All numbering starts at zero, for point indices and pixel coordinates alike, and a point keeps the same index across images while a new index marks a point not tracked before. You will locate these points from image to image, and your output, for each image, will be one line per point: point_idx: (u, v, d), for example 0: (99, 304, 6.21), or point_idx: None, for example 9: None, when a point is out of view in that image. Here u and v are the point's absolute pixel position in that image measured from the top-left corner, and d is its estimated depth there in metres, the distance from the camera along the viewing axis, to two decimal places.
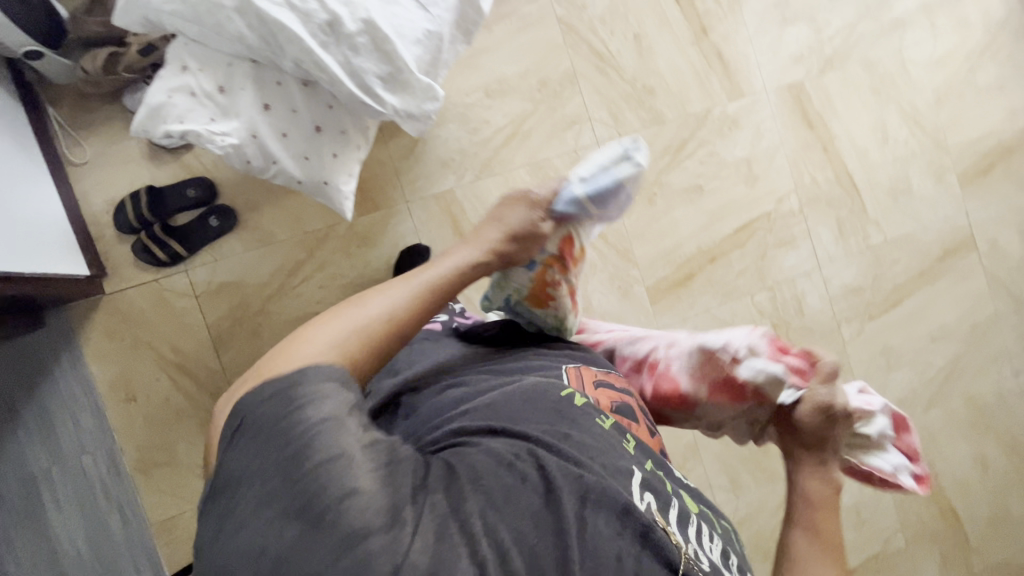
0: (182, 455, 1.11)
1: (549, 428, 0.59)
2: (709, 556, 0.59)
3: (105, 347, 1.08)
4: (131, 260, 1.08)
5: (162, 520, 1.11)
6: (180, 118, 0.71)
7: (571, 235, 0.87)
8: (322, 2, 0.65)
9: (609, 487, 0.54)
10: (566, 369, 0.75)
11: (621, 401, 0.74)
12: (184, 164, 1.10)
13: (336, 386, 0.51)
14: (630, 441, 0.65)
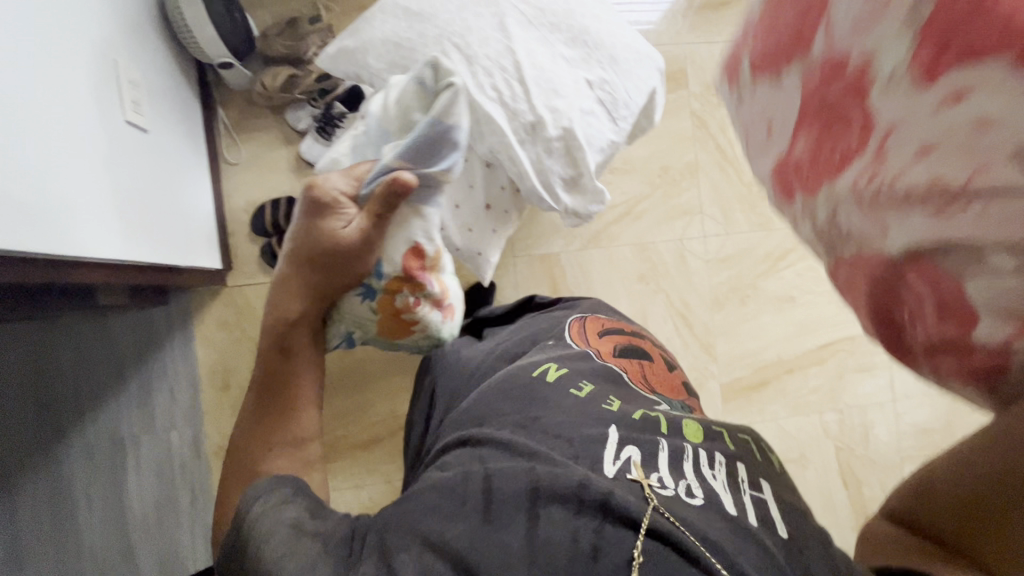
0: None
1: (516, 419, 0.64)
2: (715, 490, 0.56)
3: (215, 336, 1.15)
4: (255, 259, 1.15)
5: None
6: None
7: (414, 248, 0.71)
8: (531, 105, 0.70)
9: (556, 467, 0.55)
10: (570, 325, 0.84)
11: (624, 345, 0.82)
12: None
13: (262, 505, 0.59)
14: (613, 401, 0.67)
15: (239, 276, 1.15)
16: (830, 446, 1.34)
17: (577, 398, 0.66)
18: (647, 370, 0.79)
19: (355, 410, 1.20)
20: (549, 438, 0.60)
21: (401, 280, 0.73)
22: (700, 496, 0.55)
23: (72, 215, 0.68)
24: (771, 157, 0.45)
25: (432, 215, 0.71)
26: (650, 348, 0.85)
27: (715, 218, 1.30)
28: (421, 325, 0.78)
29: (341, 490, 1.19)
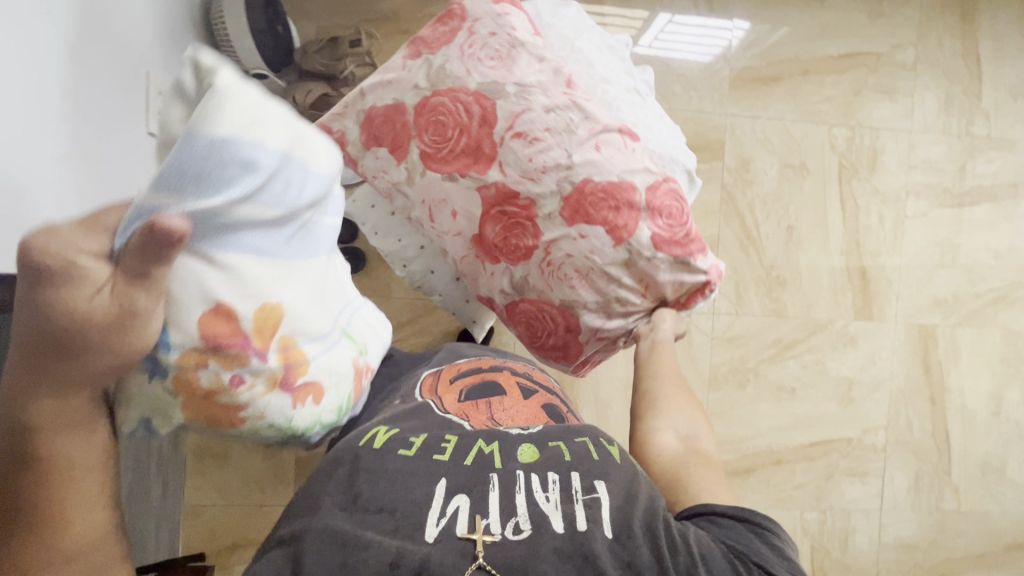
0: (234, 454, 1.19)
1: (335, 496, 0.50)
2: (541, 513, 0.48)
3: None
4: None
5: (194, 504, 1.18)
6: (375, 232, 0.82)
7: (230, 305, 0.41)
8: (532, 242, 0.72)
9: (366, 539, 0.45)
10: (422, 378, 0.68)
11: (484, 381, 0.68)
12: None
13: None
14: (446, 447, 0.54)
15: None
16: (805, 543, 1.31)
17: (403, 459, 0.52)
18: (500, 407, 0.65)
19: None
20: (361, 501, 0.49)
21: (206, 346, 0.41)
22: (528, 528, 0.47)
23: None
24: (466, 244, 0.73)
25: (241, 266, 0.41)
26: (509, 377, 0.71)
27: (727, 296, 1.27)
28: (255, 413, 0.46)
29: None
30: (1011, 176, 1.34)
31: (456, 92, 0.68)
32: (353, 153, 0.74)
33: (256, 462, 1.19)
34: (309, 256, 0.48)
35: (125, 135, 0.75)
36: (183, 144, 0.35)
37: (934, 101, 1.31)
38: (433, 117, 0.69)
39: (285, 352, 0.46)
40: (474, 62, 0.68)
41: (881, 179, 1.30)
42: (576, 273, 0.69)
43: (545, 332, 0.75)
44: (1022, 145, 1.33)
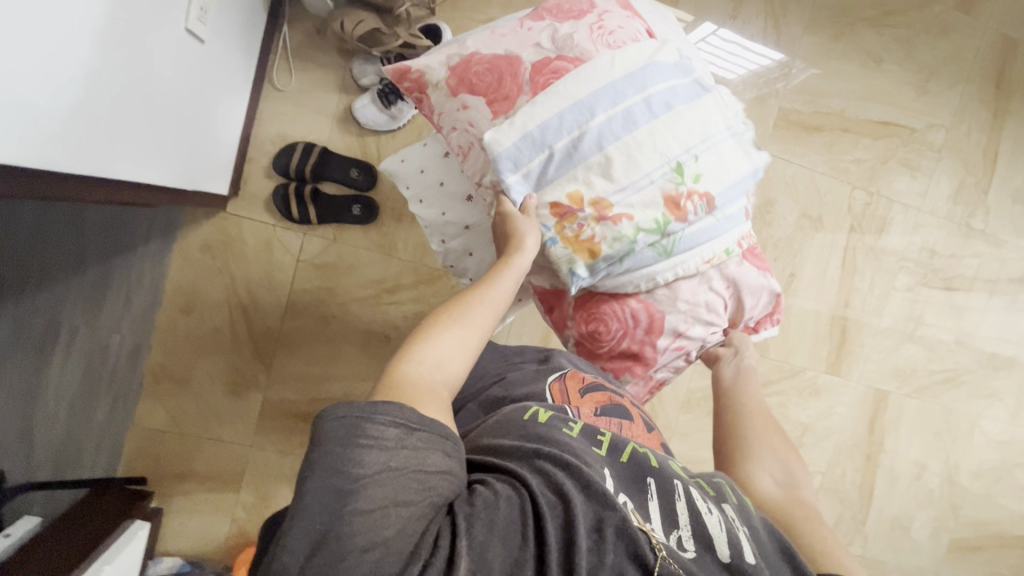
0: (196, 382, 1.12)
1: (516, 448, 0.49)
2: (702, 530, 0.48)
3: (194, 256, 1.09)
4: (266, 199, 1.09)
5: (144, 429, 1.11)
6: (419, 199, 0.76)
7: (555, 202, 0.61)
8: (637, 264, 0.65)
9: (572, 488, 0.44)
10: (550, 385, 0.64)
11: (610, 404, 0.64)
12: (364, 144, 1.11)
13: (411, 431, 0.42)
14: (604, 441, 0.53)
15: (244, 209, 1.09)
16: None
17: (571, 439, 0.51)
18: (630, 431, 0.61)
19: (312, 380, 1.15)
20: (556, 458, 0.47)
21: (563, 213, 0.62)
22: (692, 549, 0.46)
23: (114, 136, 0.66)
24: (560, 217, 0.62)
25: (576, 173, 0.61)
26: (631, 406, 0.67)
27: None
28: (606, 239, 0.62)
29: (270, 450, 1.16)
30: (989, 272, 1.44)
31: (585, 63, 0.61)
32: (435, 100, 0.65)
33: (220, 396, 1.13)
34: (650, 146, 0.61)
35: (159, 28, 0.68)
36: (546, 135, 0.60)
37: (948, 187, 1.37)
38: (552, 79, 0.61)
39: (596, 207, 0.61)
40: (593, 43, 0.62)
41: (883, 249, 1.36)
42: (672, 276, 0.66)
43: (617, 336, 0.69)
44: (1006, 246, 1.43)
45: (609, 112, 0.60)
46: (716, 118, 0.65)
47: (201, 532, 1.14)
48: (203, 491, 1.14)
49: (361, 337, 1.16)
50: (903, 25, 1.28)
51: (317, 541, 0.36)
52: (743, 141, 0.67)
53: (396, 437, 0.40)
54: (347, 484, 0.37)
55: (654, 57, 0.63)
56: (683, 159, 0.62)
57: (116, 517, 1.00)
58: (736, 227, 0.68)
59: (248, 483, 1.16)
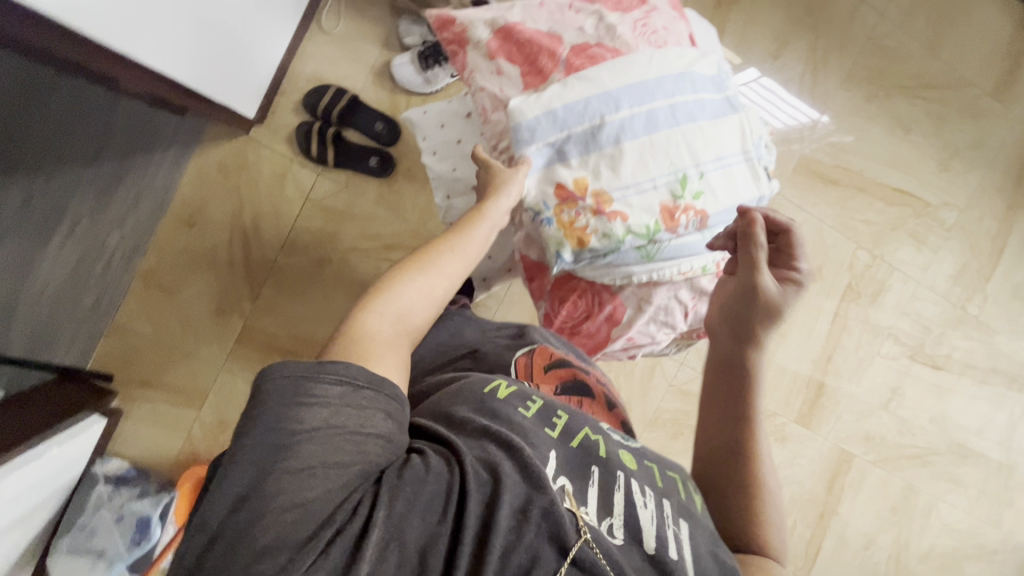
0: (183, 294, 1.14)
1: (467, 423, 0.50)
2: (636, 522, 0.47)
3: (209, 173, 1.11)
4: (289, 133, 1.11)
5: (121, 327, 1.13)
6: (433, 153, 0.78)
7: (563, 184, 0.59)
8: (618, 264, 0.63)
9: (506, 467, 0.45)
10: (517, 358, 0.65)
11: (574, 383, 0.65)
12: (394, 101, 1.13)
13: (346, 389, 0.43)
14: (555, 424, 0.54)
15: (264, 136, 1.11)
16: None
17: (524, 419, 0.53)
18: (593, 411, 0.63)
19: (293, 316, 1.16)
20: (501, 438, 0.48)
21: (566, 196, 0.60)
22: (621, 537, 0.47)
23: (161, 31, 0.69)
24: (550, 202, 0.60)
25: (588, 155, 0.60)
26: (598, 385, 0.68)
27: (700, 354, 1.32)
28: (596, 236, 0.60)
29: (237, 376, 1.17)
30: (975, 359, 1.44)
31: (623, 55, 0.61)
32: (471, 58, 0.66)
33: (202, 312, 1.15)
34: (662, 149, 0.60)
35: None
36: (569, 107, 0.59)
37: (950, 267, 1.38)
38: (587, 64, 0.61)
39: (597, 199, 0.59)
40: (636, 38, 0.63)
41: (875, 314, 1.37)
42: (646, 280, 0.65)
43: (581, 316, 0.69)
44: (997, 338, 1.44)
45: (633, 110, 0.59)
46: (734, 141, 0.65)
47: (152, 442, 1.15)
48: (164, 401, 1.15)
49: (350, 286, 1.17)
50: (937, 100, 1.31)
51: (241, 492, 0.38)
52: (756, 169, 0.66)
53: (338, 396, 0.42)
54: (282, 441, 0.39)
55: (692, 67, 0.63)
56: (690, 172, 0.61)
57: (74, 405, 1.01)
58: (721, 249, 0.66)
59: (209, 403, 1.16)
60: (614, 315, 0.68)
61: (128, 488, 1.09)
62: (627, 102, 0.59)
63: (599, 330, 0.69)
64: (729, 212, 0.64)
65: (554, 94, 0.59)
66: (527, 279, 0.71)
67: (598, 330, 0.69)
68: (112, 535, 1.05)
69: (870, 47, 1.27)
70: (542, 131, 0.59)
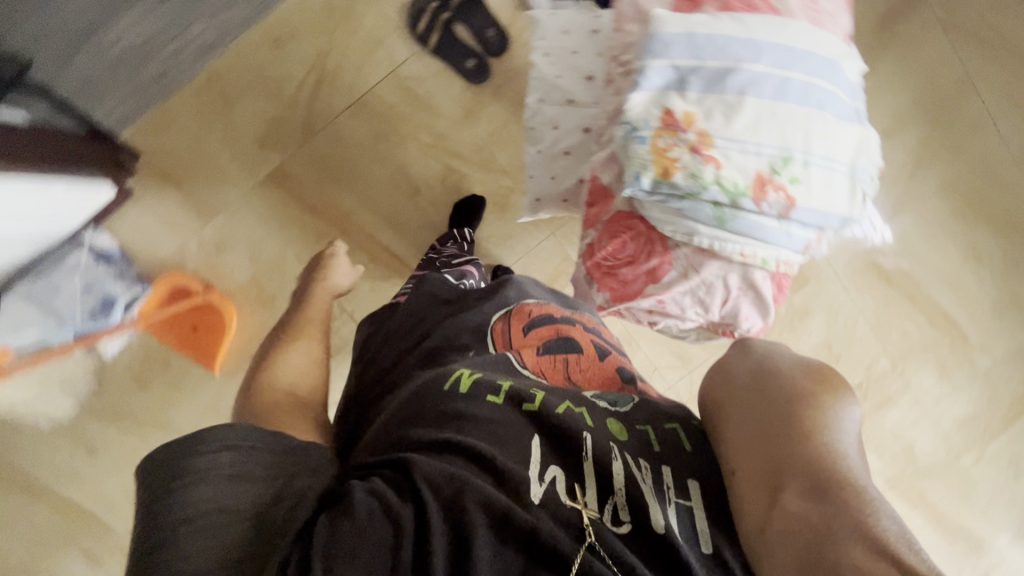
0: (236, 110, 1.11)
1: (432, 441, 0.58)
2: (637, 496, 0.55)
3: (313, 7, 1.10)
4: (404, 4, 1.10)
5: (165, 113, 1.10)
6: (545, 55, 0.76)
7: (671, 110, 0.57)
8: (688, 215, 0.60)
9: (473, 481, 0.53)
10: (494, 324, 0.77)
11: (553, 341, 0.75)
12: (514, 16, 1.11)
13: (231, 458, 0.51)
14: (535, 401, 0.60)
15: None
16: None
17: (490, 411, 0.60)
18: (576, 365, 0.73)
19: (330, 177, 1.14)
20: (470, 448, 0.56)
21: (669, 124, 0.57)
22: (626, 522, 0.54)
23: None
24: (652, 121, 0.58)
25: (708, 93, 0.57)
26: (580, 334, 0.78)
27: (689, 386, 1.29)
28: (682, 172, 0.57)
29: (252, 210, 1.15)
30: (950, 513, 1.38)
31: (780, 16, 0.59)
32: None
33: (246, 135, 1.12)
34: (781, 117, 0.58)
35: None
36: (710, 37, 0.58)
37: (960, 410, 1.34)
38: (741, 9, 0.60)
39: (699, 138, 0.57)
40: (799, 7, 0.60)
41: (868, 422, 1.34)
42: (706, 246, 0.62)
43: (625, 259, 0.67)
44: (979, 503, 1.37)
45: (773, 70, 0.57)
46: (848, 151, 0.62)
47: (147, 236, 1.13)
48: (174, 203, 1.13)
49: (396, 173, 1.15)
50: (1019, 245, 1.27)
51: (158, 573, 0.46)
52: (857, 189, 0.63)
53: (223, 466, 0.50)
54: (180, 528, 0.47)
55: (840, 60, 0.61)
56: (796, 154, 0.59)
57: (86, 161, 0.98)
58: (788, 251, 0.63)
59: (215, 223, 1.14)
60: (656, 271, 0.66)
61: (110, 266, 1.09)
62: (766, 58, 0.57)
63: (631, 283, 0.67)
64: (814, 214, 0.61)
65: (699, 22, 0.58)
66: (587, 202, 0.69)
67: (633, 281, 0.67)
68: (74, 301, 1.04)
69: (976, 167, 1.24)
70: (672, 51, 0.58)
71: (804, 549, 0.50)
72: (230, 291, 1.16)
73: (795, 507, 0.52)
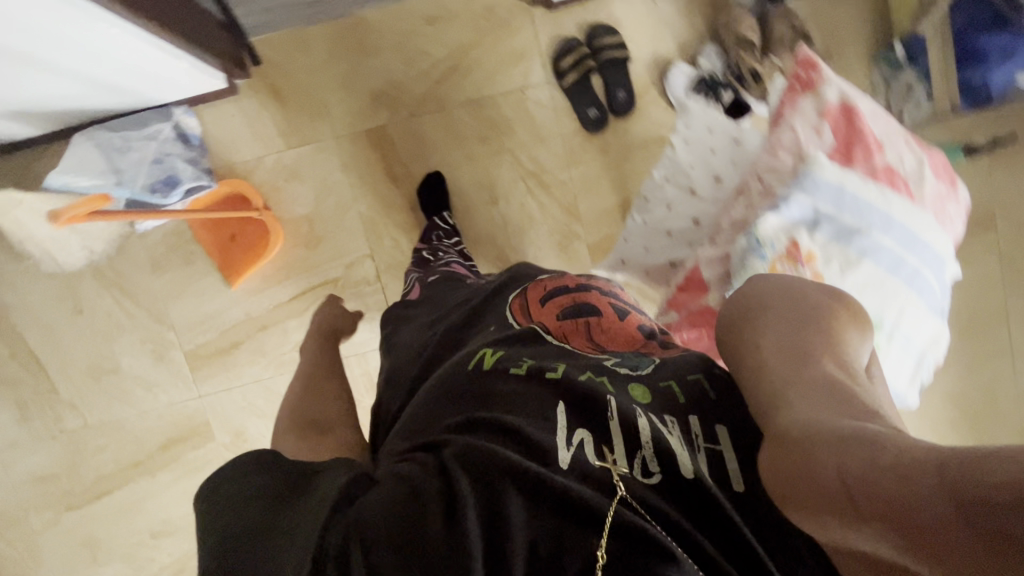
0: (365, 61, 1.14)
1: (457, 423, 0.59)
2: (667, 450, 0.53)
3: (476, 5, 1.14)
4: (557, 36, 1.15)
5: (301, 35, 1.13)
6: None
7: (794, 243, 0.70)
8: None
9: (500, 449, 0.52)
10: (513, 303, 0.77)
11: (573, 304, 0.75)
12: (647, 90, 1.17)
13: (259, 473, 0.57)
14: (555, 371, 0.60)
15: (538, 22, 1.14)
16: None
17: (513, 382, 0.60)
18: (597, 327, 0.72)
19: (422, 156, 1.17)
20: (497, 424, 0.56)
21: (789, 255, 0.70)
22: (657, 474, 0.52)
23: None
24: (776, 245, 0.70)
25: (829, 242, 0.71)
26: (600, 297, 0.77)
27: None
28: None
29: (337, 155, 1.16)
30: None
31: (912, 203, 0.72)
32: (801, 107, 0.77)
33: (364, 86, 1.14)
34: (881, 285, 0.69)
35: None
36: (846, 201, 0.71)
37: None
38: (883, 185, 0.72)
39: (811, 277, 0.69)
40: (929, 199, 0.72)
41: None
42: None
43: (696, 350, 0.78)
44: None
45: (891, 242, 0.70)
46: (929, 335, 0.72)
47: (232, 136, 1.14)
48: (270, 118, 1.14)
49: (482, 178, 1.18)
50: None
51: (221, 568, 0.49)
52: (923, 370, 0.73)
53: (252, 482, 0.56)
54: (226, 533, 0.51)
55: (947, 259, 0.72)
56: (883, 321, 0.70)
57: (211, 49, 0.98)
58: None
59: (298, 152, 1.15)
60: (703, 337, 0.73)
61: (189, 147, 1.10)
62: (888, 234, 0.70)
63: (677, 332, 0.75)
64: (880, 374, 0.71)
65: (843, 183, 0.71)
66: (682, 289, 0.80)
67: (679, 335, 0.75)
68: (141, 167, 1.02)
69: (981, 390, 1.31)
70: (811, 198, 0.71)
71: (827, 440, 0.41)
72: (282, 219, 1.16)
73: (814, 412, 0.44)
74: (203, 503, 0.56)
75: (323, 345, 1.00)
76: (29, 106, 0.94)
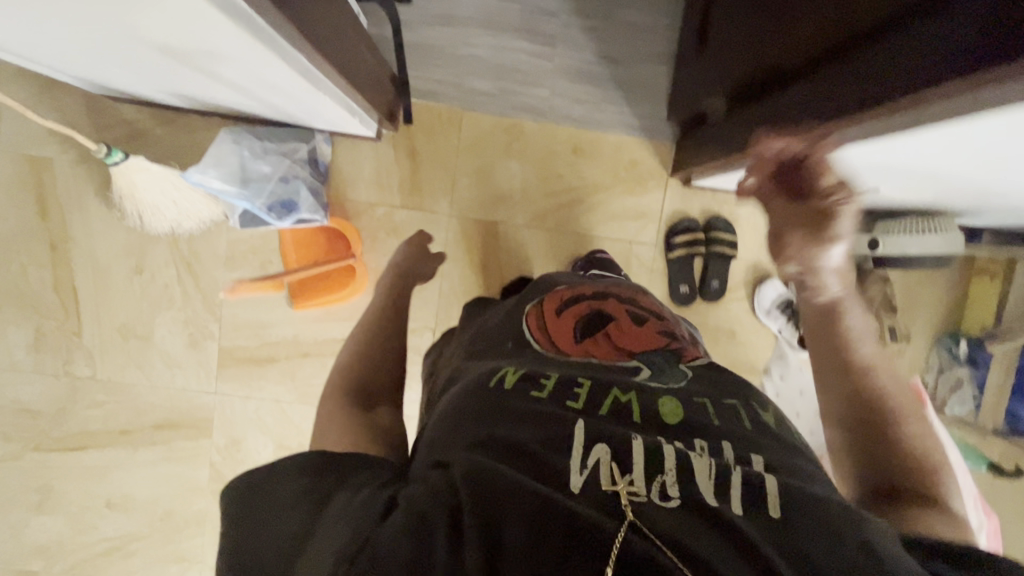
0: (506, 160, 1.19)
1: (474, 430, 0.53)
2: (693, 488, 0.46)
3: (621, 153, 1.20)
4: (680, 210, 1.22)
5: (458, 114, 1.17)
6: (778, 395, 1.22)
7: None
8: None
9: (501, 470, 0.46)
10: (527, 316, 0.76)
11: (584, 317, 0.75)
12: (739, 288, 1.23)
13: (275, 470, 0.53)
14: (582, 392, 0.57)
15: (669, 191, 1.21)
16: None
17: (535, 398, 0.56)
18: (615, 334, 0.73)
19: (519, 261, 1.20)
20: (510, 442, 0.50)
21: None
22: (675, 501, 0.45)
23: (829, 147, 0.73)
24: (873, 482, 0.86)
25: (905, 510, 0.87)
26: (608, 304, 0.78)
27: None
28: None
29: (444, 229, 1.19)
30: None
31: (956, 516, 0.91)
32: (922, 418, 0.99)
33: (494, 180, 1.19)
34: None
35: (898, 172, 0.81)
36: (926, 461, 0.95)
37: None
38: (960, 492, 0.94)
39: None
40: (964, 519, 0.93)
41: None
42: None
43: None
44: None
45: None
46: None
47: (355, 175, 1.17)
48: (397, 173, 1.17)
49: None
50: None
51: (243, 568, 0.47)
52: None
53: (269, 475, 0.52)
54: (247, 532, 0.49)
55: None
56: None
57: (374, 106, 1.02)
58: None
59: (409, 212, 1.18)
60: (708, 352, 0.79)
61: (316, 172, 1.10)
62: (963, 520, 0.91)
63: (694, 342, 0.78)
64: None
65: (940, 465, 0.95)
66: None
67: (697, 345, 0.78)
68: (267, 182, 1.03)
69: None
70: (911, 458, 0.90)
71: None
72: (367, 266, 1.18)
73: None
74: (235, 496, 0.52)
75: (378, 300, 0.97)
76: (195, 96, 0.97)
